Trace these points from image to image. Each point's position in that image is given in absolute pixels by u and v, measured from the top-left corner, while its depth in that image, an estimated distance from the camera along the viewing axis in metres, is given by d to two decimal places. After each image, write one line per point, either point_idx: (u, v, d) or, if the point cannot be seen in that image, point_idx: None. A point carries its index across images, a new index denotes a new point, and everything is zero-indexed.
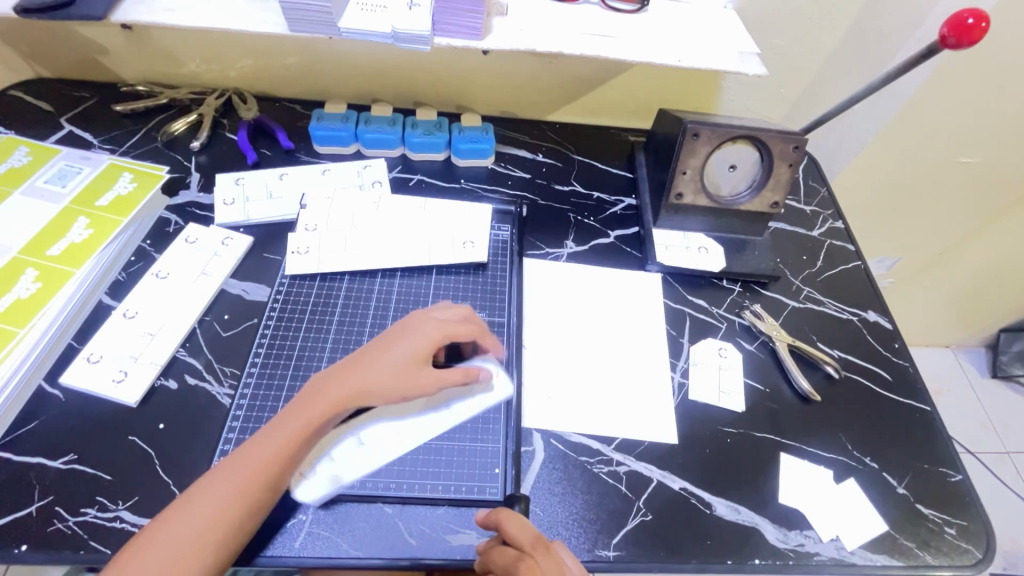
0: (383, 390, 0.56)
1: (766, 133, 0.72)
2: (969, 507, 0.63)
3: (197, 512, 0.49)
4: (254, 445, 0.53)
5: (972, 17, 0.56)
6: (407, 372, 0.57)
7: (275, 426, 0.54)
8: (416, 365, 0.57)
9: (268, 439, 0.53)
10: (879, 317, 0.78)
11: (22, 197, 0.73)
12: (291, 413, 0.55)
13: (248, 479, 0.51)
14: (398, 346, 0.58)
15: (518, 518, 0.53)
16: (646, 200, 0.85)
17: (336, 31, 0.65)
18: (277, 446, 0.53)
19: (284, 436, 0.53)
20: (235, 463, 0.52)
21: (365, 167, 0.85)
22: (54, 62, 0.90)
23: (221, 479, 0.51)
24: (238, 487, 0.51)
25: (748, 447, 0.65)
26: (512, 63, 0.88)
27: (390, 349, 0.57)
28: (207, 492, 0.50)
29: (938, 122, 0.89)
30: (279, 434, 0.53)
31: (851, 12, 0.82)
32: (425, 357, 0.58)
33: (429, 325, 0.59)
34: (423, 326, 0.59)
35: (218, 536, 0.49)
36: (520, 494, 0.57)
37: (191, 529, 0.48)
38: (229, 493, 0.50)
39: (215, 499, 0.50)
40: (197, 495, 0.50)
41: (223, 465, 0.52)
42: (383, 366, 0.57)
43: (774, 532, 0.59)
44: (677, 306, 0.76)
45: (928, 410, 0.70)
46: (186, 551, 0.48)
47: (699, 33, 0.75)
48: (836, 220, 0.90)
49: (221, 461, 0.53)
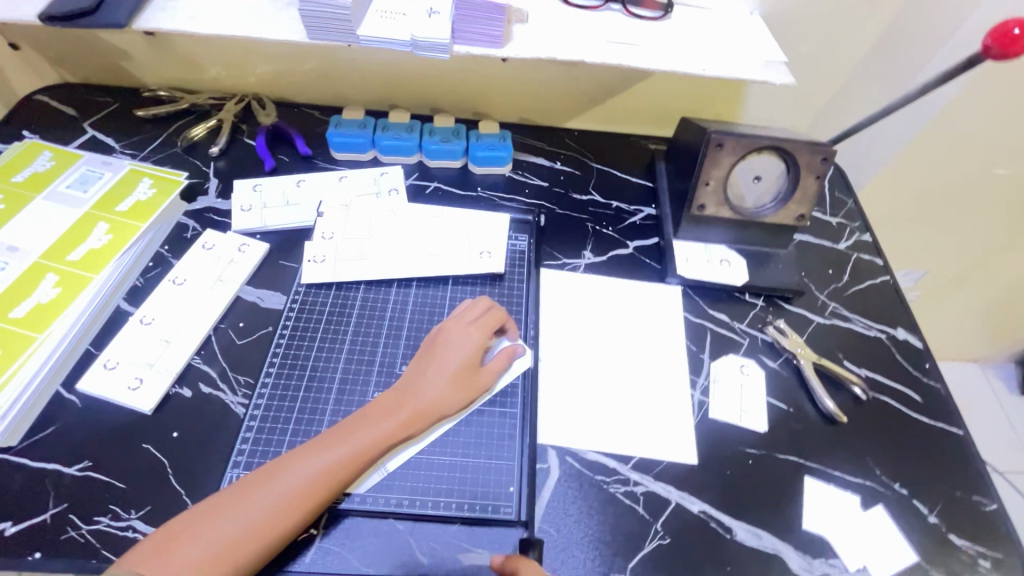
0: (445, 397, 0.59)
1: (794, 144, 0.70)
2: (1005, 538, 0.60)
3: (253, 504, 0.48)
4: (321, 449, 0.53)
5: (1018, 26, 0.53)
6: (463, 375, 0.61)
7: (338, 437, 0.54)
8: (469, 365, 0.62)
9: (335, 445, 0.53)
10: (909, 336, 0.75)
11: (44, 203, 0.74)
12: (356, 424, 0.55)
13: (312, 480, 0.51)
14: (444, 354, 0.61)
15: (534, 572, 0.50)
16: (666, 210, 0.83)
17: (355, 38, 0.65)
18: (351, 452, 0.53)
19: (353, 444, 0.53)
20: (294, 466, 0.51)
21: (383, 174, 0.84)
22: (78, 67, 0.91)
23: (268, 486, 0.50)
24: (300, 487, 0.50)
25: (771, 469, 0.63)
26: (532, 69, 0.87)
27: (438, 363, 0.61)
28: (260, 490, 0.49)
29: (974, 131, 0.86)
30: (346, 443, 0.53)
31: (884, 17, 0.79)
32: (472, 357, 0.62)
33: (463, 330, 0.64)
34: (460, 335, 0.63)
35: (269, 534, 0.48)
36: (534, 535, 0.56)
37: (244, 521, 0.48)
38: (289, 492, 0.50)
39: (273, 494, 0.49)
40: (237, 497, 0.49)
41: (280, 465, 0.51)
42: (441, 374, 0.60)
43: (798, 560, 0.57)
44: (698, 321, 0.74)
45: (960, 434, 0.67)
46: (236, 546, 0.47)
47: (726, 41, 0.73)
48: (863, 233, 0.87)
49: (270, 467, 0.51)
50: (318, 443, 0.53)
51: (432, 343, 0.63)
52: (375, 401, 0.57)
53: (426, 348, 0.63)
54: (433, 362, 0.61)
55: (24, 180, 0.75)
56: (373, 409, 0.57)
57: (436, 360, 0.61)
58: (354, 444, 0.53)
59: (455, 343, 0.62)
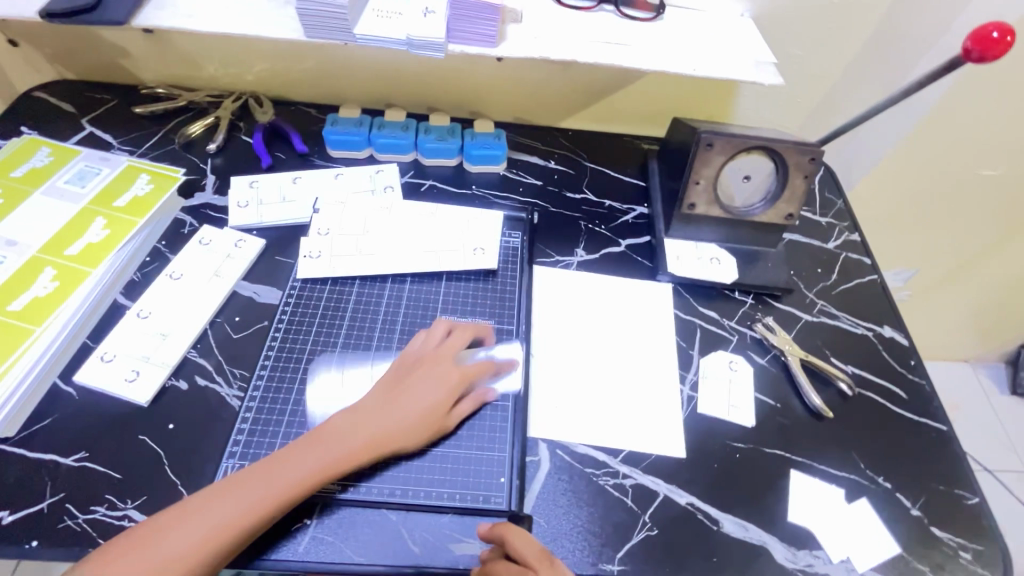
0: (407, 433, 0.58)
1: (782, 144, 0.71)
2: (986, 531, 0.62)
3: (237, 499, 0.51)
4: (300, 453, 0.54)
5: (997, 30, 0.55)
6: (435, 411, 0.59)
7: (290, 460, 0.54)
8: (442, 402, 0.60)
9: (286, 469, 0.53)
10: (895, 333, 0.76)
11: (42, 197, 0.74)
12: (310, 448, 0.55)
13: (293, 481, 0.52)
14: (423, 381, 0.60)
15: (525, 539, 0.53)
16: (658, 209, 0.84)
17: (352, 37, 0.66)
18: (301, 477, 0.53)
19: (333, 446, 0.55)
20: (243, 486, 0.51)
21: (378, 172, 0.85)
22: (76, 64, 0.92)
23: (217, 501, 0.50)
24: (282, 486, 0.52)
25: (758, 463, 0.64)
26: (527, 69, 0.88)
27: (406, 397, 0.59)
28: (208, 506, 0.50)
29: (960, 133, 0.88)
30: (297, 466, 0.53)
31: (872, 21, 0.81)
32: (442, 395, 0.60)
33: (439, 365, 0.62)
34: (431, 371, 0.61)
35: (213, 552, 0.49)
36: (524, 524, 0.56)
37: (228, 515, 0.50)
38: (270, 490, 0.52)
39: (257, 490, 0.51)
40: (188, 510, 0.50)
41: (232, 482, 0.52)
42: (414, 402, 0.59)
43: (783, 551, 0.58)
44: (688, 317, 0.76)
45: (944, 429, 0.68)
46: (180, 562, 0.48)
47: (716, 42, 0.74)
48: (852, 232, 0.88)
49: (222, 483, 0.52)
50: (270, 464, 0.53)
51: (412, 363, 0.62)
52: (333, 428, 0.56)
53: (405, 365, 0.62)
54: (410, 384, 0.60)
55: (22, 175, 0.76)
56: (330, 437, 0.56)
57: (405, 393, 0.59)
58: (333, 448, 0.55)
59: (427, 378, 0.60)
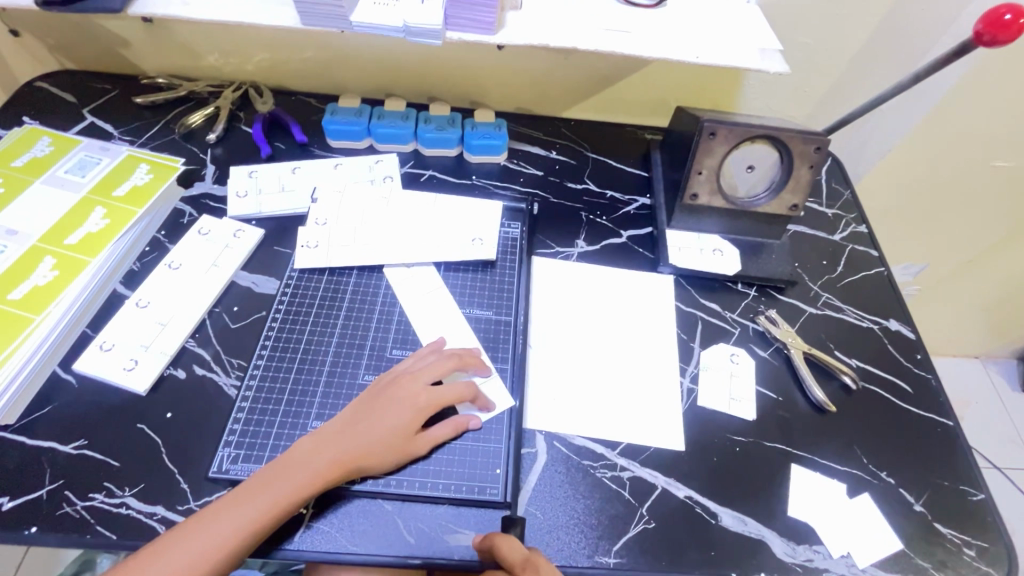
0: (374, 455, 0.56)
1: (787, 133, 0.70)
2: (991, 528, 0.60)
3: (217, 525, 0.51)
4: (274, 477, 0.53)
5: (1010, 12, 0.53)
6: (404, 433, 0.57)
7: (259, 486, 0.53)
8: (412, 426, 0.58)
9: (255, 496, 0.52)
10: (901, 327, 0.75)
11: (43, 186, 0.75)
12: (278, 472, 0.54)
13: (267, 505, 0.52)
14: (396, 402, 0.59)
15: (511, 547, 0.51)
16: (660, 200, 0.83)
17: (349, 24, 0.65)
18: (268, 503, 0.52)
19: (309, 467, 0.54)
20: (214, 516, 0.51)
21: (378, 162, 0.85)
22: (78, 54, 0.92)
23: (192, 533, 0.50)
24: (257, 511, 0.51)
25: (758, 457, 0.63)
26: (527, 57, 0.87)
27: (376, 419, 0.57)
28: (182, 538, 0.50)
29: (971, 122, 0.86)
30: (265, 493, 0.52)
31: (881, 7, 0.79)
32: (413, 417, 0.58)
33: (413, 386, 0.60)
34: (405, 393, 0.59)
35: None
36: (518, 517, 0.56)
37: (214, 538, 0.50)
38: (245, 516, 0.51)
39: (234, 516, 0.51)
40: (165, 543, 0.50)
41: (206, 513, 0.51)
42: (384, 424, 0.57)
43: (782, 546, 0.58)
44: (690, 310, 0.75)
45: (950, 424, 0.67)
46: None
47: (720, 29, 0.73)
48: (859, 224, 0.87)
49: (198, 513, 0.52)
50: (242, 491, 0.53)
51: (387, 384, 0.61)
52: (304, 450, 0.55)
53: (381, 385, 0.61)
54: (382, 405, 0.58)
55: (23, 165, 0.76)
56: (299, 459, 0.54)
57: (376, 414, 0.58)
58: (311, 469, 0.54)
59: (400, 399, 0.59)
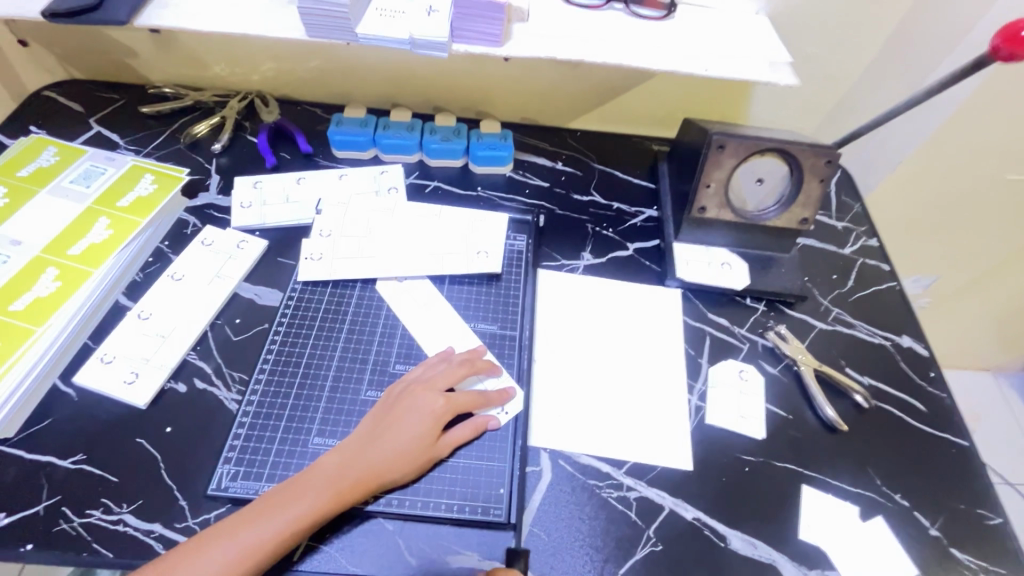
0: (394, 465, 0.55)
1: (798, 147, 0.69)
2: (1009, 554, 0.59)
3: (234, 542, 0.49)
4: (293, 494, 0.52)
5: None
6: (426, 438, 0.57)
7: (278, 503, 0.52)
8: (433, 431, 0.57)
9: (273, 514, 0.51)
10: (914, 343, 0.74)
11: (48, 197, 0.74)
12: (297, 488, 0.53)
13: (286, 523, 0.51)
14: (412, 411, 0.58)
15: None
16: (668, 212, 0.82)
17: (355, 36, 0.65)
18: (287, 521, 0.51)
19: (329, 485, 0.53)
20: (232, 533, 0.50)
21: (382, 173, 0.84)
22: (84, 63, 0.92)
23: (206, 549, 0.49)
24: (275, 529, 0.50)
25: (767, 477, 0.61)
26: (534, 69, 0.86)
27: (394, 428, 0.57)
28: (197, 555, 0.49)
29: (985, 136, 0.84)
30: (284, 511, 0.51)
31: (892, 18, 0.78)
32: (432, 425, 0.58)
33: (429, 394, 0.59)
34: (421, 400, 0.59)
35: None
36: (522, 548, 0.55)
37: (230, 555, 0.49)
38: (263, 534, 0.50)
39: (251, 533, 0.50)
40: (178, 559, 0.49)
41: (222, 530, 0.50)
42: (403, 434, 0.56)
43: (793, 570, 0.56)
44: (697, 324, 0.73)
45: (965, 445, 0.66)
46: None
47: (729, 41, 0.72)
48: (870, 238, 0.85)
49: (213, 529, 0.50)
50: (260, 508, 0.52)
51: (401, 393, 0.60)
52: (323, 464, 0.54)
53: (394, 395, 0.60)
54: (399, 413, 0.58)
55: (28, 175, 0.76)
56: (319, 474, 0.54)
57: (394, 424, 0.57)
58: (328, 486, 0.53)
59: (416, 408, 0.58)
